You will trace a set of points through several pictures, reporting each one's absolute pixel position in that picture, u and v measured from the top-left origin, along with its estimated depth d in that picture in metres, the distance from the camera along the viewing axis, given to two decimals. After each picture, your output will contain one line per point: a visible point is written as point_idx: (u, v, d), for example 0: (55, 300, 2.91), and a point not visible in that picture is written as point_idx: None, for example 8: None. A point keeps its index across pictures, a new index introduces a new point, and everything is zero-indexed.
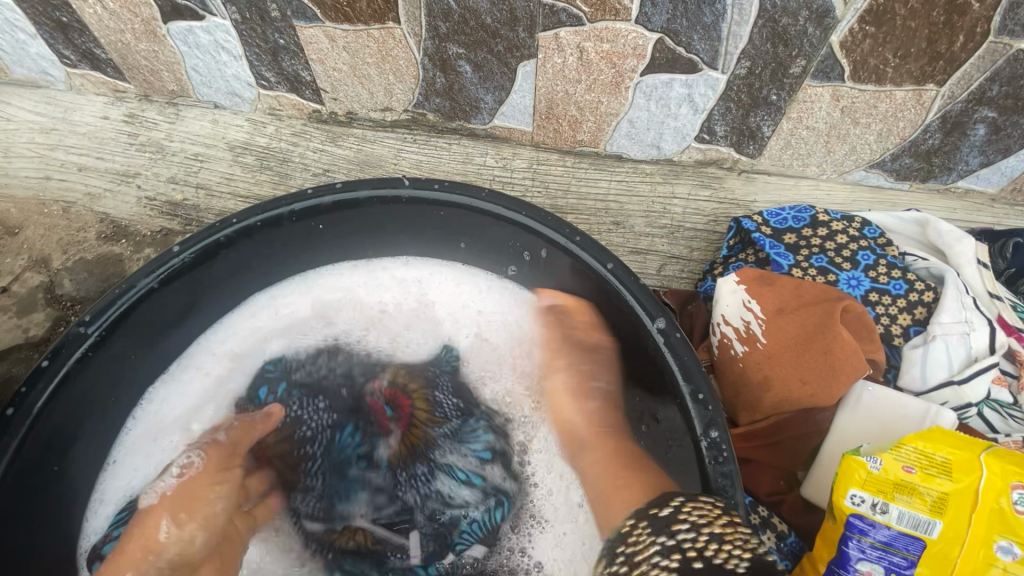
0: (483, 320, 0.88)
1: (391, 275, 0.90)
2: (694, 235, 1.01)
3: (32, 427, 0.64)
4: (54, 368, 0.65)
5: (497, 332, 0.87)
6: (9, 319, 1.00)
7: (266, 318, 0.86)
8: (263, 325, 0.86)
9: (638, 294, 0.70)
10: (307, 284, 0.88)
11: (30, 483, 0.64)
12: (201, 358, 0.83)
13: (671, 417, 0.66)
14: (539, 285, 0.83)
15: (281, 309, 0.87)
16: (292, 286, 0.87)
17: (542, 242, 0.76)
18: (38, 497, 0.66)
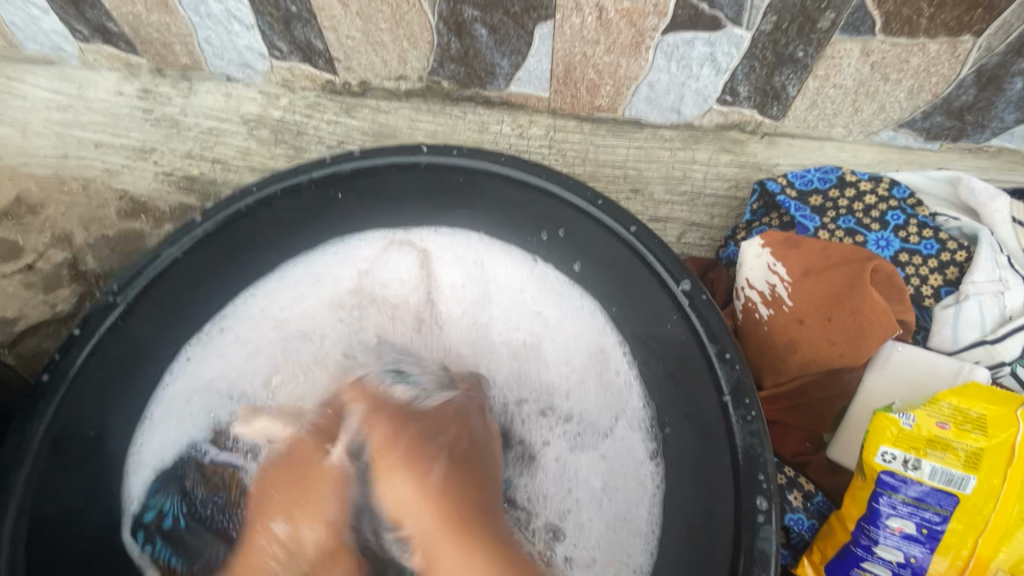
0: (520, 294, 0.83)
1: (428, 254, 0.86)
2: (714, 200, 1.00)
3: (68, 390, 0.66)
4: (85, 335, 0.67)
5: (552, 309, 0.82)
6: (35, 295, 1.02)
7: (296, 288, 0.85)
8: (294, 295, 0.84)
9: (661, 256, 0.69)
10: (329, 254, 0.86)
11: (68, 444, 0.66)
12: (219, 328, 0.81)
13: (698, 378, 0.66)
14: (562, 257, 0.81)
15: (303, 281, 0.85)
16: (314, 255, 0.85)
17: (562, 222, 0.77)
18: (78, 456, 0.68)
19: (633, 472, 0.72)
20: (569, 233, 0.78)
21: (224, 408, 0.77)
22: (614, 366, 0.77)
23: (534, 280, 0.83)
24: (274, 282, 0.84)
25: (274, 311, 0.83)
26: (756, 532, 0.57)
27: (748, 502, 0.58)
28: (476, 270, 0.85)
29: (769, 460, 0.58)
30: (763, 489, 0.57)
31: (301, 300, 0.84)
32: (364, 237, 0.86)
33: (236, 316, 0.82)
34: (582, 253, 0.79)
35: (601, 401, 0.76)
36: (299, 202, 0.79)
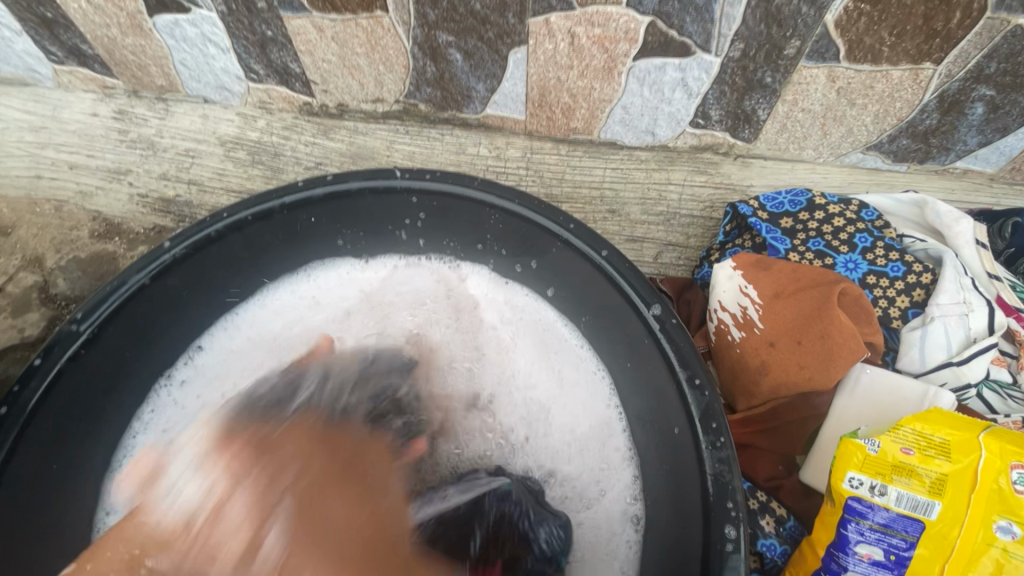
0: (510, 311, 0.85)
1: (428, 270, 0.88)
2: (690, 220, 1.02)
3: (26, 424, 0.64)
4: (47, 366, 0.65)
5: (538, 331, 0.83)
6: (4, 319, 1.01)
7: (280, 313, 0.86)
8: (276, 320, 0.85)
9: (633, 281, 0.69)
10: (322, 285, 0.87)
11: (26, 480, 0.64)
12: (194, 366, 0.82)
13: (669, 405, 0.66)
14: (538, 287, 0.84)
15: (291, 313, 0.86)
16: (305, 282, 0.87)
17: (533, 254, 0.80)
18: (37, 492, 0.66)
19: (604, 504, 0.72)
20: (546, 263, 0.79)
21: None
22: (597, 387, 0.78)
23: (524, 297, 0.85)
24: (256, 307, 0.86)
25: (253, 347, 0.83)
26: (724, 564, 0.55)
27: (717, 530, 0.57)
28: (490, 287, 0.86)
29: (739, 489, 0.57)
30: (733, 517, 0.57)
31: (279, 322, 0.85)
32: (363, 268, 0.88)
33: (217, 345, 0.83)
34: (558, 282, 0.80)
35: (591, 424, 0.76)
36: (271, 226, 0.78)
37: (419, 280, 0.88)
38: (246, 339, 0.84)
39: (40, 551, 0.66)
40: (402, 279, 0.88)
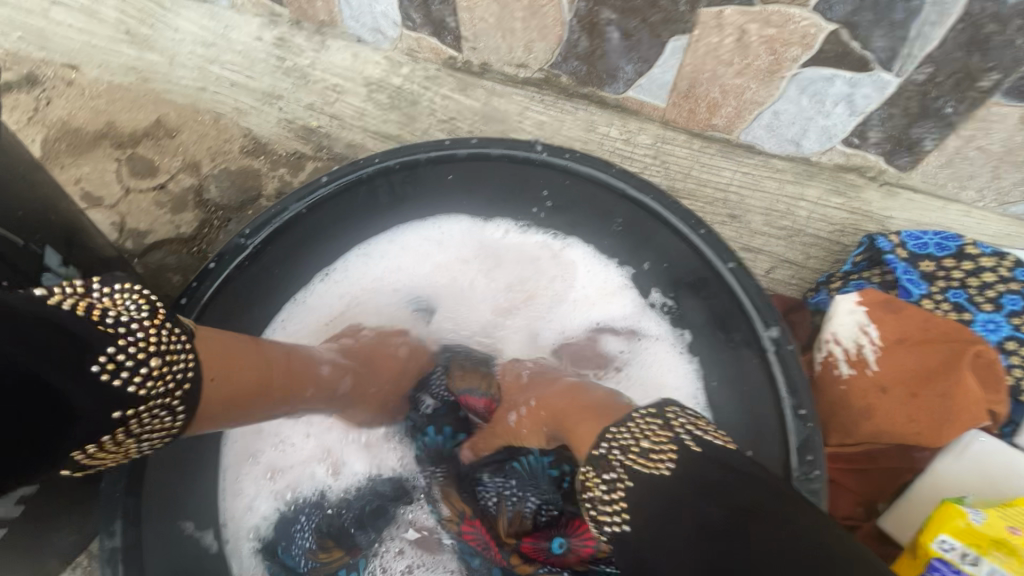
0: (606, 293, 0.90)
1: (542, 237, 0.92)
2: (814, 241, 0.98)
3: (198, 316, 0.74)
4: (218, 270, 0.75)
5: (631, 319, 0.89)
6: (164, 214, 1.15)
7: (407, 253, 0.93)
8: (401, 261, 0.93)
9: (754, 299, 0.70)
10: (448, 239, 0.94)
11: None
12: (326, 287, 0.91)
13: (771, 430, 0.68)
14: (650, 291, 0.87)
15: (417, 260, 0.93)
16: (428, 233, 0.93)
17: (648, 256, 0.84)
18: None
19: None
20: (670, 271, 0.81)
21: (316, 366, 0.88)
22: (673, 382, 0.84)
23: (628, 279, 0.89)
24: (382, 243, 0.92)
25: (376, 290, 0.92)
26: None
27: None
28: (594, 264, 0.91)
29: (825, 521, 0.59)
30: None
31: (399, 263, 0.93)
32: (482, 228, 0.93)
33: (348, 275, 0.92)
34: (670, 289, 0.83)
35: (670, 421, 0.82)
36: (412, 176, 0.83)
37: (529, 247, 0.92)
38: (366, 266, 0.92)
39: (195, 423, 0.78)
40: (516, 248, 0.93)
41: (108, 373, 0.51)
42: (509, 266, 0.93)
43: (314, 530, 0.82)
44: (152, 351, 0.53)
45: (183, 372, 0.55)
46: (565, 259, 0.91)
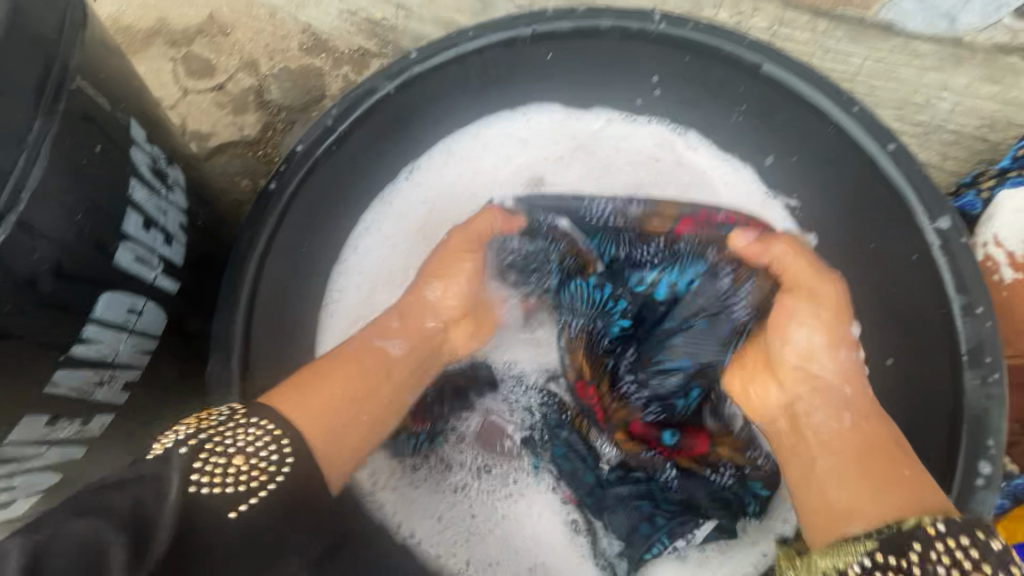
0: (728, 192, 0.79)
1: (645, 132, 0.83)
2: (954, 139, 0.85)
3: (287, 204, 0.68)
4: (305, 154, 0.68)
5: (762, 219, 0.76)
6: (226, 116, 1.09)
7: (494, 150, 0.85)
8: (489, 158, 0.85)
9: (919, 184, 0.59)
10: (541, 132, 0.85)
11: (284, 255, 0.71)
12: (410, 186, 0.84)
13: (930, 336, 0.59)
14: (776, 188, 0.77)
15: (506, 154, 0.85)
16: (520, 123, 0.85)
17: (785, 145, 0.73)
18: (289, 267, 0.72)
19: None
20: (801, 163, 0.73)
21: (404, 266, 0.83)
22: None
23: (750, 176, 0.79)
24: (466, 139, 0.85)
25: (465, 185, 0.85)
26: (968, 496, 0.52)
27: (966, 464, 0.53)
28: (709, 164, 0.81)
29: (1003, 427, 0.53)
30: (988, 454, 0.52)
31: (483, 161, 0.85)
32: (579, 119, 0.84)
33: (432, 174, 0.84)
34: (801, 184, 0.74)
35: None
36: (508, 55, 0.72)
37: (639, 140, 0.83)
38: (450, 162, 0.85)
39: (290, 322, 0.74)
40: (622, 144, 0.83)
41: (195, 486, 0.44)
42: (613, 162, 0.83)
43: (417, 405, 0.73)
44: (215, 426, 0.49)
45: (247, 432, 0.49)
46: (684, 156, 0.81)
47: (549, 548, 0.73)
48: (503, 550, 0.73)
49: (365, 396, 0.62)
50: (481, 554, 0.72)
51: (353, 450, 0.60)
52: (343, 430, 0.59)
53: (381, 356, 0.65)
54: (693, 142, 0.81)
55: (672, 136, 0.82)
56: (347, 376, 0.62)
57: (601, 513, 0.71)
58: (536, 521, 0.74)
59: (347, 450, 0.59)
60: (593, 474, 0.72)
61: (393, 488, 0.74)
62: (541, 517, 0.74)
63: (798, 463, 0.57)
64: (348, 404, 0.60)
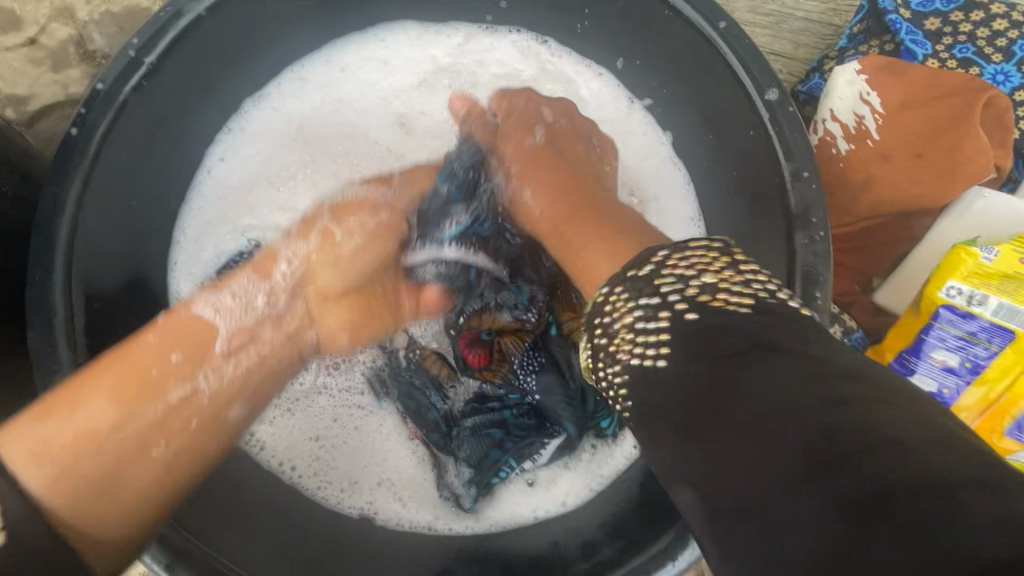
0: (593, 98, 0.78)
1: (509, 44, 0.78)
2: (804, 26, 0.86)
3: (100, 150, 0.59)
4: (111, 91, 0.59)
5: (626, 123, 0.77)
6: (46, 74, 0.95)
7: (351, 74, 0.78)
8: (346, 85, 0.78)
9: (748, 60, 0.61)
10: (397, 52, 0.79)
11: (111, 213, 0.63)
12: (263, 121, 0.77)
13: (766, 210, 0.62)
14: (634, 90, 0.76)
15: (363, 79, 0.78)
16: (376, 47, 0.78)
17: (636, 41, 0.71)
18: (127, 225, 0.65)
19: None
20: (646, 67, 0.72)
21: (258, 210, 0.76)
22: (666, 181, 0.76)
23: (613, 80, 0.77)
24: (318, 65, 0.77)
25: (320, 115, 0.78)
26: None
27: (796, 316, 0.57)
28: (574, 71, 0.78)
29: (828, 277, 0.56)
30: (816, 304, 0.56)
31: (340, 88, 0.78)
32: (435, 35, 0.78)
33: (283, 107, 0.77)
34: (654, 81, 0.73)
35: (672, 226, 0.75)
36: None
37: (500, 54, 0.78)
38: (303, 93, 0.78)
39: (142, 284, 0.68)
40: (483, 60, 0.78)
41: None
42: (475, 80, 0.79)
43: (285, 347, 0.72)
44: None
45: None
46: (547, 67, 0.78)
47: (407, 473, 0.72)
48: (366, 474, 0.71)
49: (157, 430, 0.50)
50: (349, 482, 0.70)
51: (114, 497, 0.48)
52: (113, 483, 0.48)
53: (190, 354, 0.52)
54: (557, 48, 0.78)
55: (538, 45, 0.78)
56: (126, 413, 0.48)
57: (450, 445, 0.70)
58: (397, 446, 0.73)
59: (109, 513, 0.48)
60: (436, 410, 0.71)
61: (274, 419, 0.71)
62: (400, 445, 0.73)
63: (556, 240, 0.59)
64: (121, 454, 0.48)
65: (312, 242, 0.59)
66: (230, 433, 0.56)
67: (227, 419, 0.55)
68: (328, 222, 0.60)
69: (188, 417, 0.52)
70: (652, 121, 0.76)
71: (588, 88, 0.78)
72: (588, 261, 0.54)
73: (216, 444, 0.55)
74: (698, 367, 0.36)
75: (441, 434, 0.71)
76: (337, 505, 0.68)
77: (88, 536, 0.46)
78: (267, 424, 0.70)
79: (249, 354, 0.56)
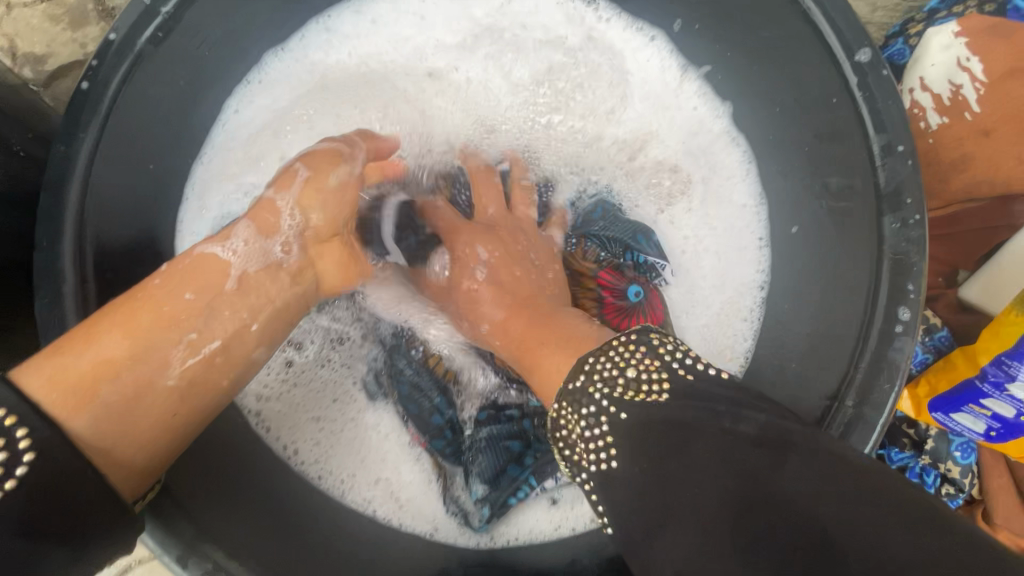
0: (646, 64, 0.69)
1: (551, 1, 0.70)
2: None
3: (114, 107, 0.54)
4: (125, 42, 0.54)
5: (685, 93, 0.69)
6: (63, 32, 0.91)
7: (384, 30, 0.72)
8: (377, 41, 0.72)
9: (837, 17, 0.53)
10: (432, 8, 0.71)
11: (132, 179, 0.59)
12: (288, 78, 0.70)
13: (850, 188, 0.55)
14: (689, 57, 0.68)
15: (394, 38, 0.72)
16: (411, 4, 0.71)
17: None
18: (151, 194, 0.61)
19: (735, 257, 0.67)
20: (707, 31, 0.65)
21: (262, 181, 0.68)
22: (724, 157, 0.68)
23: (666, 40, 0.68)
24: (350, 20, 0.71)
25: (346, 74, 0.71)
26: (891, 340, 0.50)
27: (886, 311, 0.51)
28: (620, 29, 0.70)
29: (924, 269, 0.50)
30: (911, 300, 0.50)
31: (370, 44, 0.72)
32: None
33: (308, 63, 0.71)
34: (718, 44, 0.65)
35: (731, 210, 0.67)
36: None
37: (546, 10, 0.70)
38: (331, 49, 0.71)
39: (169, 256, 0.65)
40: (525, 19, 0.71)
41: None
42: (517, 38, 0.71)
43: (302, 329, 0.66)
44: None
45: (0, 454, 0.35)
46: (594, 33, 0.70)
47: (410, 477, 0.65)
48: (365, 468, 0.65)
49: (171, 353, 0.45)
50: (351, 475, 0.64)
51: (144, 447, 0.44)
52: (132, 410, 0.43)
53: (205, 294, 0.48)
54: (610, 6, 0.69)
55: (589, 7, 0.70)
56: (143, 339, 0.44)
57: (460, 457, 0.65)
58: (404, 445, 0.66)
59: (135, 444, 0.43)
60: (443, 415, 0.66)
61: (276, 394, 0.64)
62: (401, 450, 0.66)
63: (529, 362, 0.51)
64: (141, 380, 0.44)
65: (292, 188, 0.54)
66: (248, 376, 0.51)
67: (240, 359, 0.50)
68: (295, 164, 0.56)
69: (206, 341, 0.47)
70: (711, 94, 0.68)
71: (639, 54, 0.70)
72: (542, 354, 0.49)
73: (230, 378, 0.49)
74: (643, 473, 0.36)
75: (446, 440, 0.65)
76: (340, 497, 0.62)
77: (119, 478, 0.42)
78: (269, 399, 0.64)
79: (259, 292, 0.51)
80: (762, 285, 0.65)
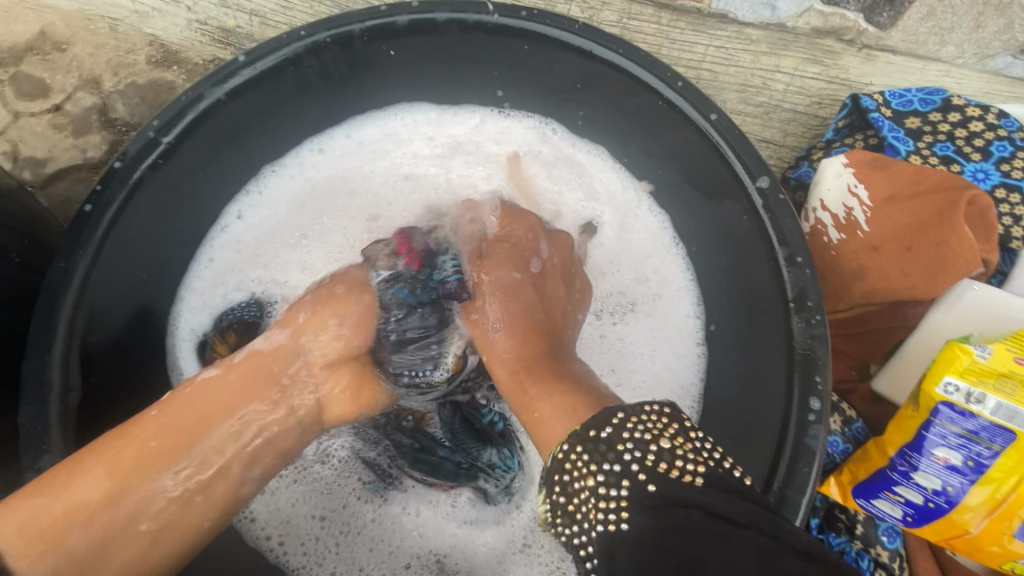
0: (604, 182, 0.80)
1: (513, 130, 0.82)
2: (792, 116, 0.90)
3: (110, 224, 0.60)
4: (127, 169, 0.61)
5: (632, 203, 0.79)
6: (65, 139, 0.98)
7: (370, 148, 0.81)
8: (363, 155, 0.81)
9: (740, 149, 0.63)
10: (413, 130, 0.82)
11: (121, 284, 0.64)
12: (282, 187, 0.79)
13: (765, 293, 0.63)
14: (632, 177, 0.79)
15: (378, 154, 0.81)
16: (394, 123, 0.81)
17: (640, 131, 0.73)
18: (133, 296, 0.66)
19: (677, 350, 0.75)
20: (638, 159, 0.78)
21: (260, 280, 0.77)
22: (667, 264, 0.77)
23: (612, 162, 0.80)
24: (340, 137, 0.80)
25: (336, 185, 0.80)
26: (804, 430, 0.56)
27: (799, 402, 0.57)
28: (568, 151, 0.81)
29: (827, 362, 0.57)
30: (818, 390, 0.56)
31: (355, 157, 0.81)
32: (453, 118, 0.82)
33: (299, 174, 0.79)
34: (652, 166, 0.76)
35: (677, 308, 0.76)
36: (348, 56, 0.69)
37: (516, 136, 0.81)
38: (321, 162, 0.80)
39: (146, 350, 0.69)
40: (501, 140, 0.81)
41: None
42: (485, 156, 0.82)
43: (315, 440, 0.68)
44: None
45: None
46: (561, 153, 0.81)
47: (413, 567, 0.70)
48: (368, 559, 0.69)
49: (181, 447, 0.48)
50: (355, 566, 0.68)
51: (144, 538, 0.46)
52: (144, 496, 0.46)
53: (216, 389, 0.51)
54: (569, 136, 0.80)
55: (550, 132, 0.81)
56: (164, 421, 0.48)
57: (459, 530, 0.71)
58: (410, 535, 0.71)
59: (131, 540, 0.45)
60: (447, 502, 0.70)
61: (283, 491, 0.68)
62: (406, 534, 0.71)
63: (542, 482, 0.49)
64: (152, 462, 0.47)
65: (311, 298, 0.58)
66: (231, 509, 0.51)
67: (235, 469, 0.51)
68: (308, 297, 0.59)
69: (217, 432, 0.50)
70: (653, 208, 0.79)
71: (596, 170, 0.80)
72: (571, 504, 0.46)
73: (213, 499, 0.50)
74: None
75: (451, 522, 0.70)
76: None
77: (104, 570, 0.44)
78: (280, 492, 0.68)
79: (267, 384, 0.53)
80: (698, 388, 0.73)
